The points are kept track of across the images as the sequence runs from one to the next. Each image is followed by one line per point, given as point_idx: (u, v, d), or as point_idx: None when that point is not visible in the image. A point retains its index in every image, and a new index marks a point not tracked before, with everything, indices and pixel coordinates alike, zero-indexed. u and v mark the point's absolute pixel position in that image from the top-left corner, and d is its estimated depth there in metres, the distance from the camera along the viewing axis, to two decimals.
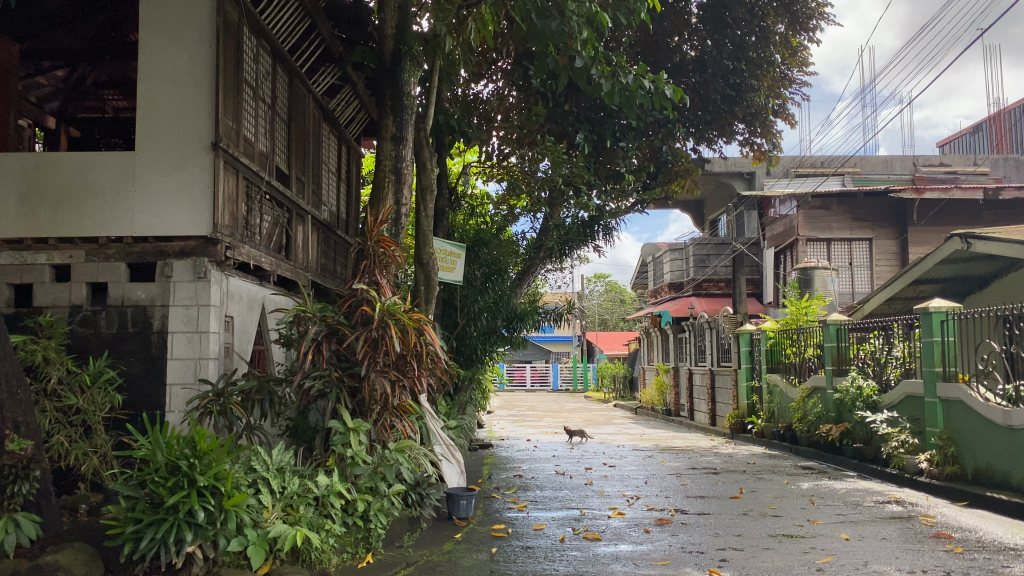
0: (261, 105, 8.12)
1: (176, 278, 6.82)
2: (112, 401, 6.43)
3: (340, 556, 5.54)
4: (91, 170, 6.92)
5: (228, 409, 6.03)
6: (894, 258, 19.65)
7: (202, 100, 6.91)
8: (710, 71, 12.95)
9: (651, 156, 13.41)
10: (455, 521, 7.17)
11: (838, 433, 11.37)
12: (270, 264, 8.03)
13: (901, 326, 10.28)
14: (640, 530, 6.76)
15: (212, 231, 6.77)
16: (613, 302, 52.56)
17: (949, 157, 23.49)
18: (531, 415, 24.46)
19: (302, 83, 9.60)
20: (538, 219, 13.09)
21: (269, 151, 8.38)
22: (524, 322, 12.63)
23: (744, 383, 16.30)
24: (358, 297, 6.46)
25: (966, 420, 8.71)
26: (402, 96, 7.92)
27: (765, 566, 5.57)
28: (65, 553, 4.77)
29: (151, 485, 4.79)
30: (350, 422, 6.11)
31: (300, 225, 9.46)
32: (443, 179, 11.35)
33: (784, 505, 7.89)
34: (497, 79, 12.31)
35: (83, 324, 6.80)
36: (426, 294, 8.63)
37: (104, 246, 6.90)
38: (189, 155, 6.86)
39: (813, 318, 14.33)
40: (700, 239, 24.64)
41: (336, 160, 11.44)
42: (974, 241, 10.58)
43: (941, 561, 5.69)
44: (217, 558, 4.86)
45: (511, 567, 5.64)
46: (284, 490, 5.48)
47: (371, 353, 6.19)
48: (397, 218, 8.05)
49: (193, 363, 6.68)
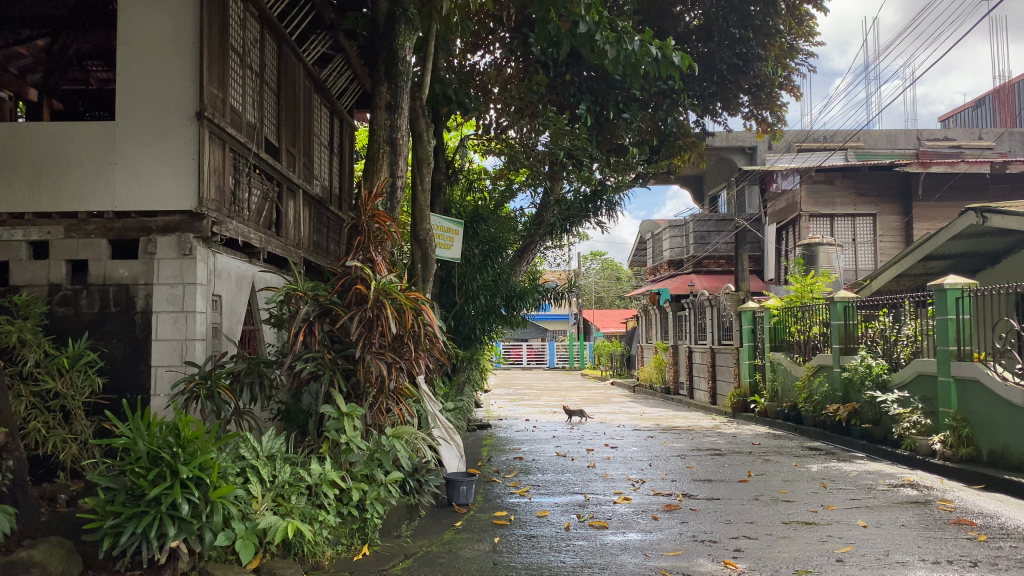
0: (248, 73, 7.72)
1: (160, 256, 6.47)
2: (92, 385, 6.11)
3: (334, 549, 5.26)
4: (69, 141, 6.53)
5: (216, 393, 5.69)
6: (898, 233, 19.36)
7: (185, 67, 6.52)
8: (716, 40, 12.59)
9: (654, 129, 13.05)
10: (455, 507, 6.88)
11: (845, 413, 11.15)
12: (259, 241, 7.68)
13: (912, 304, 10.00)
14: (648, 518, 6.48)
15: (198, 205, 6.41)
16: (610, 280, 52.22)
17: (953, 131, 23.13)
18: (527, 394, 24.21)
19: (292, 52, 9.19)
20: (537, 194, 12.75)
21: (258, 123, 7.99)
22: (524, 301, 12.34)
23: (746, 361, 16.05)
24: (352, 275, 6.01)
25: (981, 400, 8.45)
26: (396, 63, 7.55)
27: (781, 557, 5.27)
28: (41, 548, 4.45)
29: (131, 477, 4.49)
30: (344, 406, 5.78)
31: (291, 200, 9.09)
32: (440, 152, 10.96)
33: (795, 489, 7.63)
34: (496, 49, 11.88)
35: (63, 304, 6.45)
36: (423, 273, 8.27)
37: (84, 222, 6.54)
38: (172, 125, 6.48)
39: (819, 296, 14.01)
40: (701, 216, 24.30)
41: (328, 133, 11.03)
42: (989, 215, 10.26)
43: (965, 551, 5.41)
44: (203, 552, 4.59)
45: (515, 558, 5.34)
46: (275, 479, 5.16)
47: (365, 334, 5.84)
48: (392, 192, 7.68)
49: (179, 344, 6.37)
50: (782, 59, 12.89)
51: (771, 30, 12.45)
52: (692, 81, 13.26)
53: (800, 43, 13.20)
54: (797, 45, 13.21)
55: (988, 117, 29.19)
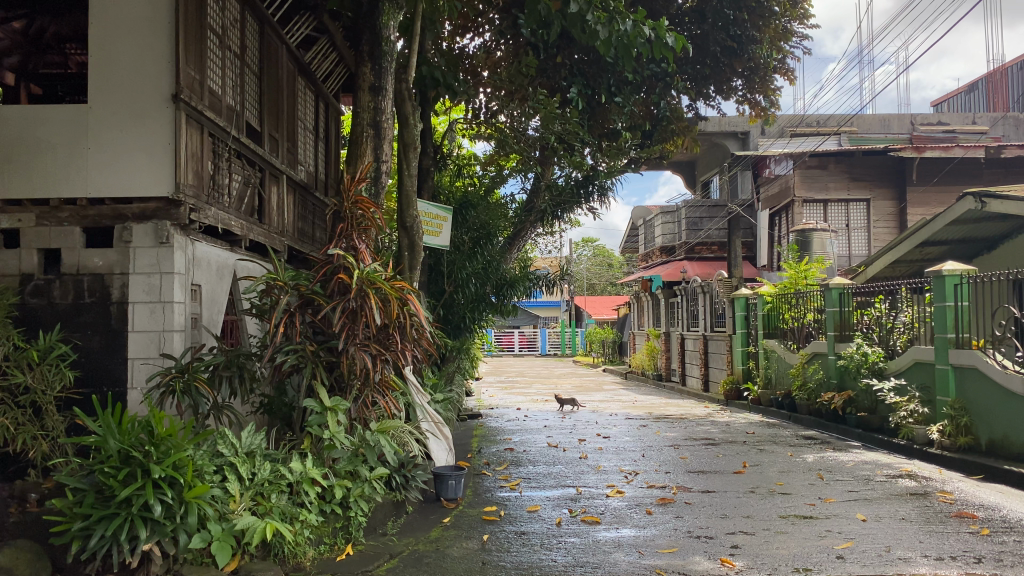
0: (228, 55, 7.45)
1: (136, 244, 6.23)
2: (64, 379, 5.87)
3: (316, 549, 5.05)
4: (39, 125, 6.24)
5: (193, 387, 5.44)
6: (892, 219, 19.21)
7: (160, 48, 6.25)
8: (710, 22, 12.34)
9: (647, 113, 12.82)
10: (442, 502, 6.67)
11: (841, 402, 11.03)
12: (240, 228, 7.43)
13: (908, 291, 9.86)
14: (642, 512, 6.31)
15: (175, 191, 6.16)
16: (601, 266, 51.98)
17: (947, 115, 22.98)
18: (519, 381, 24.07)
19: (275, 33, 8.91)
20: (528, 179, 12.49)
21: (238, 106, 7.72)
22: (515, 289, 12.10)
23: (740, 348, 15.89)
24: (334, 264, 5.84)
25: (980, 388, 8.31)
26: (380, 42, 7.27)
27: (779, 554, 5.10)
28: (7, 552, 4.24)
29: (101, 476, 4.28)
30: (327, 401, 5.54)
31: (274, 185, 8.83)
32: (428, 136, 10.74)
33: (791, 481, 7.49)
34: (485, 32, 11.61)
35: (35, 295, 6.21)
36: (410, 261, 8.02)
37: (56, 209, 6.27)
38: (147, 108, 6.22)
39: (813, 282, 13.87)
40: (692, 202, 24.05)
41: (313, 117, 10.77)
42: (988, 200, 10.10)
43: (970, 546, 5.25)
44: (178, 555, 4.37)
45: (504, 557, 5.15)
46: (254, 477, 4.95)
47: (349, 326, 5.62)
48: (377, 177, 7.46)
49: (156, 336, 6.13)
50: (777, 41, 12.69)
51: (766, 12, 12.26)
52: (686, 63, 13.03)
53: (795, 25, 12.96)
54: (792, 27, 12.98)
55: (981, 101, 29.04)
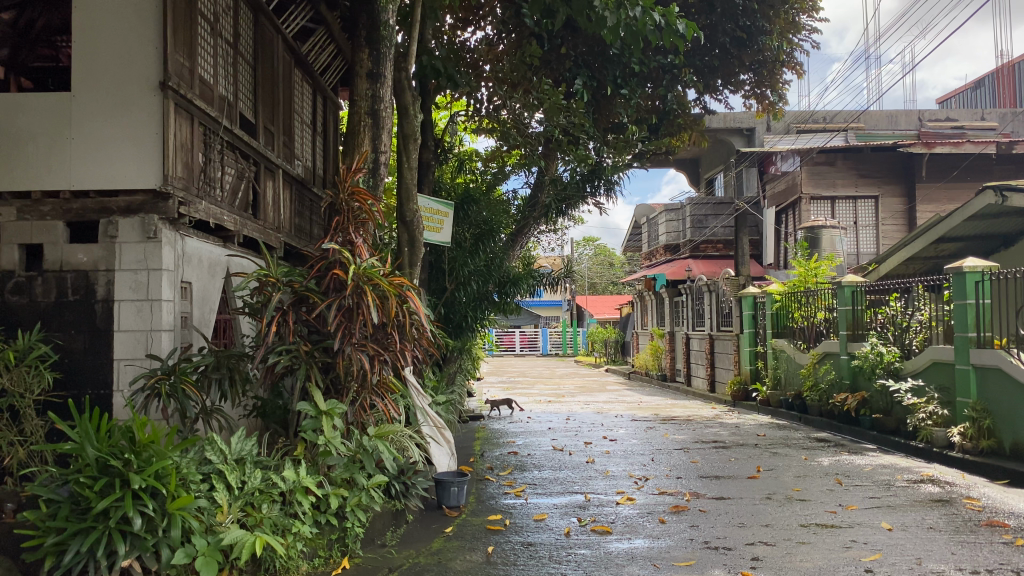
0: (219, 43, 7.12)
1: (122, 239, 5.91)
2: (44, 381, 5.53)
3: (310, 563, 4.74)
4: (20, 114, 5.92)
5: (180, 390, 5.13)
6: (900, 216, 18.93)
7: (147, 35, 5.92)
8: (718, 12, 12.00)
9: (652, 107, 12.59)
10: (444, 510, 6.38)
11: (855, 403, 10.73)
12: (233, 223, 7.12)
13: (925, 288, 9.56)
14: (654, 521, 5.98)
15: (163, 182, 5.83)
16: (602, 265, 51.73)
17: (956, 110, 22.65)
18: (520, 381, 23.74)
19: (270, 23, 8.59)
20: (531, 175, 12.16)
21: (231, 96, 7.39)
22: (518, 287, 11.75)
23: (747, 348, 15.57)
24: (329, 259, 5.45)
25: (1003, 389, 7.98)
26: (378, 27, 6.95)
27: (804, 568, 4.78)
28: None
29: (76, 487, 3.95)
30: (322, 405, 5.23)
31: (269, 179, 8.51)
32: (429, 128, 10.41)
33: (808, 486, 7.16)
34: (487, 25, 11.32)
35: (15, 293, 5.90)
36: (410, 258, 7.70)
37: (39, 203, 5.96)
38: (133, 96, 5.89)
39: (823, 280, 13.53)
40: (697, 200, 23.56)
41: (310, 111, 10.46)
42: (1009, 194, 9.74)
43: (1005, 558, 4.92)
44: (160, 571, 4.02)
45: (510, 572, 4.82)
46: (243, 485, 4.62)
47: (345, 324, 5.26)
48: (375, 168, 7.20)
49: (143, 336, 5.82)
50: (787, 33, 12.38)
51: (776, 2, 11.95)
52: (694, 54, 12.70)
53: (804, 17, 12.63)
54: (802, 19, 12.65)
55: (988, 98, 28.73)
